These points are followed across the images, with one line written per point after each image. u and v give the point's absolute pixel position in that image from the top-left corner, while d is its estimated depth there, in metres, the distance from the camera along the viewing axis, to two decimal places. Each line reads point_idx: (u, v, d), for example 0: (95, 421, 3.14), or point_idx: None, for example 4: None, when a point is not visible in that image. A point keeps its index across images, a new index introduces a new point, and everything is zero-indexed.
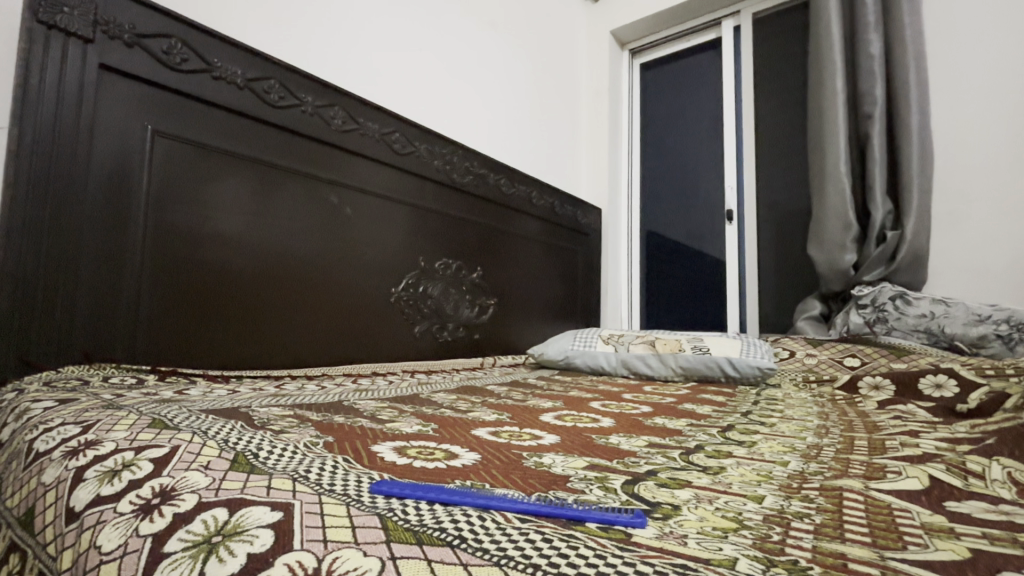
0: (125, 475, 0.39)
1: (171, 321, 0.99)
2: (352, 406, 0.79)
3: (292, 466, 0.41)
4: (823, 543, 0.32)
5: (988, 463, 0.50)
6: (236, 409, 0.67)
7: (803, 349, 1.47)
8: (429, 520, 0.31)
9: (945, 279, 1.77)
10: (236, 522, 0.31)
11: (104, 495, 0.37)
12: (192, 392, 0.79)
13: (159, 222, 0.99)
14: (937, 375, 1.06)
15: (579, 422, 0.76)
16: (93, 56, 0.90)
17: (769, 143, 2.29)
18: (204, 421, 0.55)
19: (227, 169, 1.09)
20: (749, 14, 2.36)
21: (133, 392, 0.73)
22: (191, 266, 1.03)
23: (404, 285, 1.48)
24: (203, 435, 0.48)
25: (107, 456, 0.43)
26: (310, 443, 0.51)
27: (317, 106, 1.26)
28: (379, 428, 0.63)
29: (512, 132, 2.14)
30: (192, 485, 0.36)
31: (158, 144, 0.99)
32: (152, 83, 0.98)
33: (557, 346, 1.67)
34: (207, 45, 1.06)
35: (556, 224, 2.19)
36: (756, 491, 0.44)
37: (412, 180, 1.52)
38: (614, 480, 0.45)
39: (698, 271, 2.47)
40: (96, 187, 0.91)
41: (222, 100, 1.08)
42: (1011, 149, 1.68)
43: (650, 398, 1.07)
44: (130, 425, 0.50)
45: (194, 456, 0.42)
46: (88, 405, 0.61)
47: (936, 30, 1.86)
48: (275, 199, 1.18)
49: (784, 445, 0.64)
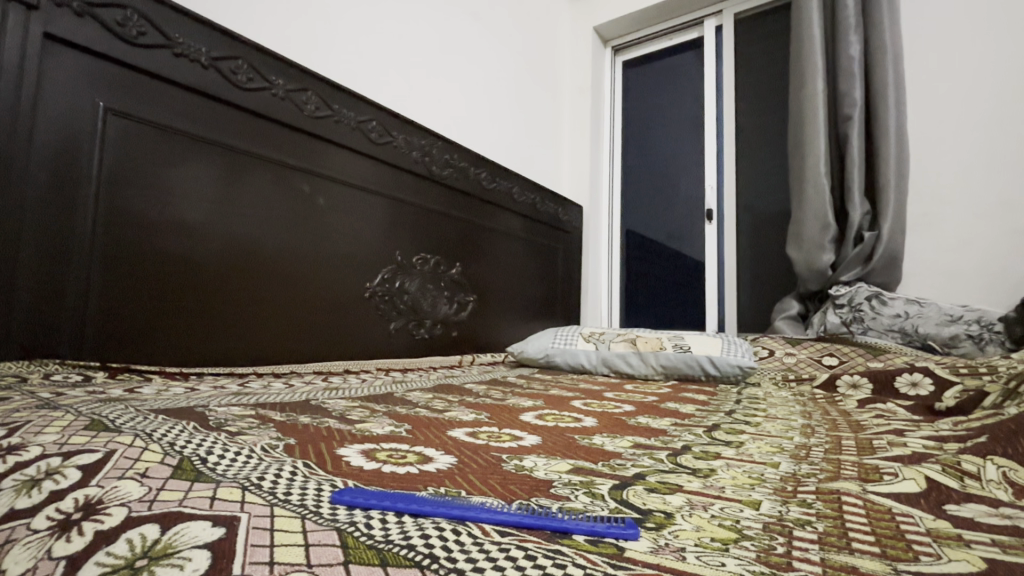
0: (46, 485, 0.34)
1: (126, 315, 0.93)
2: (321, 405, 0.74)
3: (244, 473, 0.37)
4: (830, 554, 0.29)
5: (982, 462, 0.49)
6: (191, 408, 0.62)
7: (782, 348, 1.47)
8: (396, 536, 0.28)
9: (919, 280, 1.80)
10: (167, 542, 0.26)
11: (18, 509, 0.33)
12: (145, 391, 0.73)
13: (112, 207, 0.92)
14: (913, 374, 1.07)
15: (561, 422, 0.73)
16: (37, 23, 0.83)
17: (749, 144, 2.30)
18: (151, 422, 0.50)
19: (189, 152, 1.03)
20: (730, 15, 2.37)
21: (76, 390, 0.67)
22: (147, 256, 0.96)
23: (380, 280, 1.43)
24: (147, 438, 0.43)
25: (30, 462, 0.38)
26: (269, 446, 0.46)
27: (288, 91, 1.20)
28: (347, 429, 0.58)
29: (493, 127, 2.11)
30: (123, 497, 0.31)
31: (111, 123, 0.92)
32: (105, 58, 0.91)
33: (537, 343, 1.64)
34: (168, 20, 1.00)
35: (538, 221, 2.17)
36: (751, 495, 0.41)
37: (390, 171, 1.47)
38: (601, 485, 0.42)
39: (678, 271, 2.48)
40: (40, 168, 0.84)
41: (184, 80, 1.01)
42: (984, 154, 1.71)
43: (631, 397, 1.05)
44: (65, 427, 0.45)
45: (131, 461, 0.37)
46: (22, 404, 0.55)
47: (913, 36, 1.90)
48: (241, 186, 1.12)
49: (772, 446, 0.62)
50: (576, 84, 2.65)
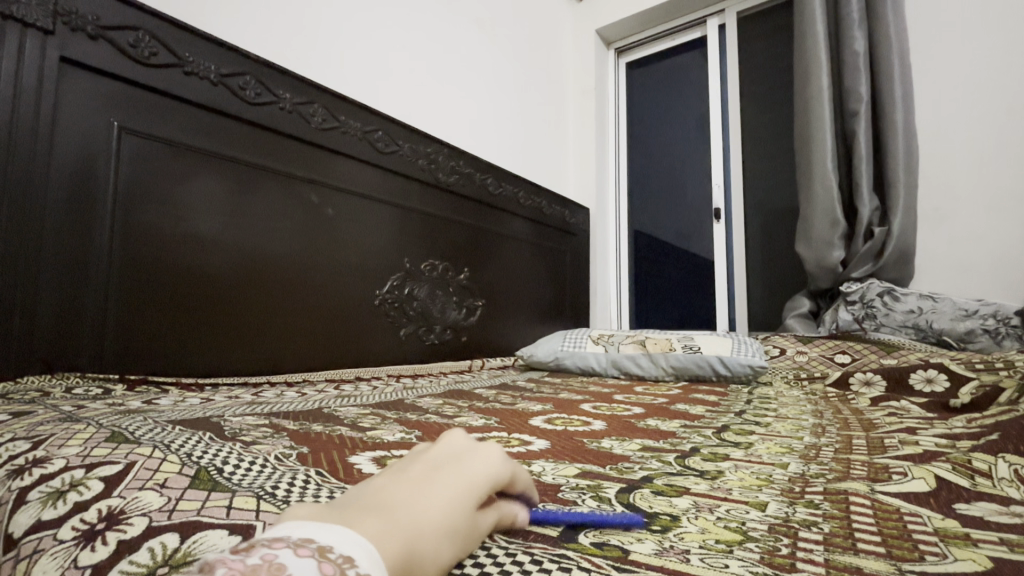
0: (72, 496, 0.36)
1: (143, 328, 0.95)
2: (332, 413, 0.75)
3: (260, 482, 0.38)
4: (836, 555, 0.30)
5: (993, 460, 0.48)
6: (207, 419, 0.63)
7: (793, 346, 1.46)
8: None
9: (932, 275, 1.78)
10: (187, 550, 0.27)
11: (45, 520, 0.34)
12: (161, 402, 0.75)
13: (128, 223, 0.94)
14: (927, 370, 1.05)
15: (570, 426, 0.73)
16: (53, 48, 0.86)
17: (756, 142, 2.29)
18: (168, 433, 0.51)
19: (201, 167, 1.05)
20: (733, 13, 2.36)
21: (97, 403, 0.69)
22: (164, 269, 0.99)
23: (389, 288, 1.44)
24: (165, 449, 0.44)
25: (54, 475, 0.39)
26: (282, 455, 0.47)
27: (295, 104, 1.23)
28: (359, 437, 0.59)
29: (497, 132, 2.12)
30: (144, 507, 0.33)
31: (125, 141, 0.95)
32: (118, 78, 0.94)
33: (546, 347, 1.63)
34: (177, 39, 1.02)
35: (545, 225, 2.17)
36: (758, 497, 0.41)
37: (397, 180, 1.49)
38: (608, 489, 0.42)
39: (687, 271, 2.47)
40: (58, 187, 0.87)
41: (194, 97, 1.04)
42: (997, 145, 1.69)
43: (641, 399, 1.05)
44: (87, 440, 0.46)
45: (151, 472, 0.38)
46: (45, 418, 0.56)
47: (918, 29, 1.88)
48: (252, 199, 1.14)
49: (782, 446, 0.62)
50: (581, 87, 2.65)
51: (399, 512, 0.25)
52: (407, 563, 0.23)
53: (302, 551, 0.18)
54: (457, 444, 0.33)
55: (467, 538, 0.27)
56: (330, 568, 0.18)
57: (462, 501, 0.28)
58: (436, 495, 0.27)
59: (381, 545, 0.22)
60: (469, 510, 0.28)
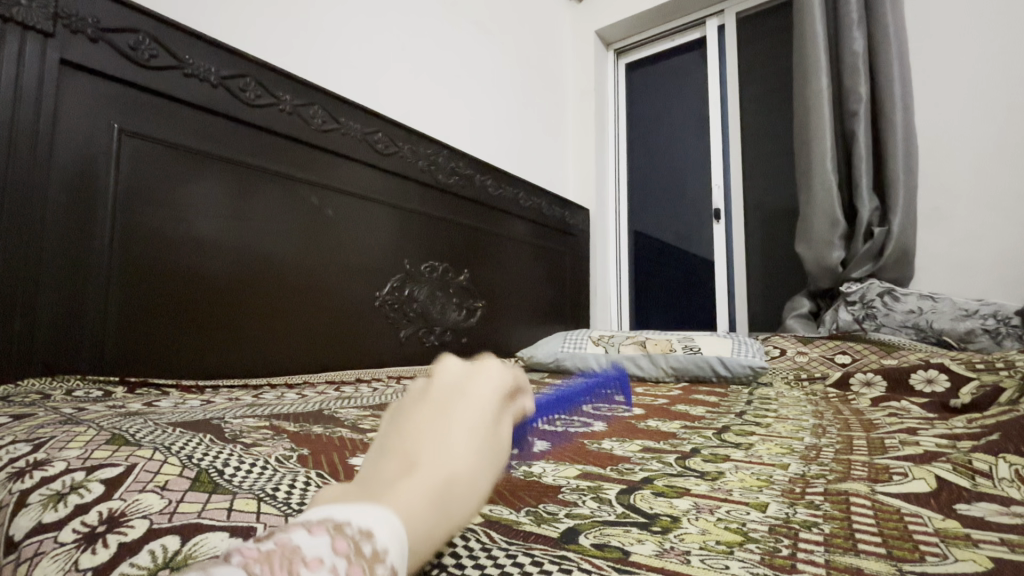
0: (72, 499, 0.36)
1: (144, 329, 0.95)
2: (332, 415, 0.75)
3: (260, 484, 0.38)
4: (837, 555, 0.30)
5: (994, 461, 0.48)
6: (207, 421, 0.63)
7: (794, 347, 1.45)
8: None
9: (932, 275, 1.78)
10: (187, 553, 0.27)
11: (46, 522, 0.34)
12: (163, 405, 0.75)
13: (129, 224, 0.94)
14: (928, 371, 1.05)
15: (570, 426, 0.73)
16: (53, 51, 0.86)
17: (755, 143, 2.29)
18: (169, 435, 0.51)
19: (201, 169, 1.05)
20: (732, 14, 2.36)
21: (98, 406, 0.69)
22: (165, 271, 0.99)
23: (389, 289, 1.45)
24: (166, 451, 0.44)
25: (55, 477, 0.39)
26: (283, 457, 0.47)
27: (295, 105, 1.23)
28: (359, 439, 0.59)
29: (497, 134, 2.12)
30: (145, 509, 0.33)
31: (126, 143, 0.95)
32: (118, 80, 0.94)
33: (547, 349, 1.64)
34: (176, 41, 1.02)
35: (545, 225, 2.17)
36: (759, 498, 0.41)
37: (397, 181, 1.49)
38: (608, 490, 0.42)
39: (687, 271, 2.47)
40: (58, 188, 0.87)
41: (194, 99, 1.04)
42: (997, 145, 1.69)
43: (642, 400, 1.05)
44: (87, 442, 0.46)
45: (152, 475, 0.38)
46: (45, 421, 0.56)
47: (918, 29, 1.88)
48: (252, 201, 1.14)
49: (782, 447, 0.62)
50: (580, 88, 2.65)
51: (419, 470, 0.25)
52: (446, 512, 0.24)
53: (317, 529, 0.19)
54: (449, 367, 0.33)
55: (491, 460, 0.29)
56: (343, 543, 0.19)
57: (480, 435, 0.29)
58: (452, 441, 0.28)
59: (412, 516, 0.23)
60: (483, 441, 0.29)
